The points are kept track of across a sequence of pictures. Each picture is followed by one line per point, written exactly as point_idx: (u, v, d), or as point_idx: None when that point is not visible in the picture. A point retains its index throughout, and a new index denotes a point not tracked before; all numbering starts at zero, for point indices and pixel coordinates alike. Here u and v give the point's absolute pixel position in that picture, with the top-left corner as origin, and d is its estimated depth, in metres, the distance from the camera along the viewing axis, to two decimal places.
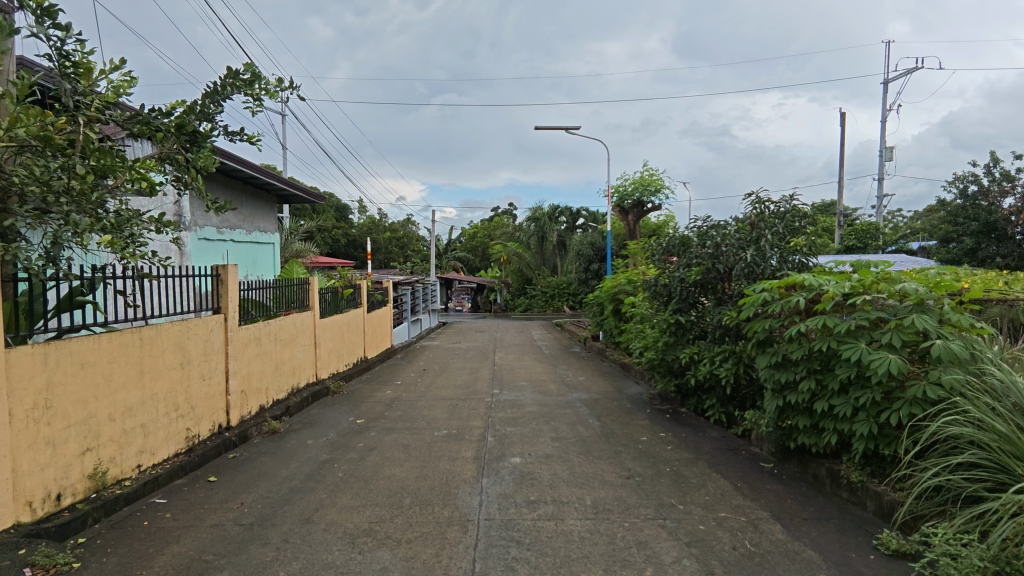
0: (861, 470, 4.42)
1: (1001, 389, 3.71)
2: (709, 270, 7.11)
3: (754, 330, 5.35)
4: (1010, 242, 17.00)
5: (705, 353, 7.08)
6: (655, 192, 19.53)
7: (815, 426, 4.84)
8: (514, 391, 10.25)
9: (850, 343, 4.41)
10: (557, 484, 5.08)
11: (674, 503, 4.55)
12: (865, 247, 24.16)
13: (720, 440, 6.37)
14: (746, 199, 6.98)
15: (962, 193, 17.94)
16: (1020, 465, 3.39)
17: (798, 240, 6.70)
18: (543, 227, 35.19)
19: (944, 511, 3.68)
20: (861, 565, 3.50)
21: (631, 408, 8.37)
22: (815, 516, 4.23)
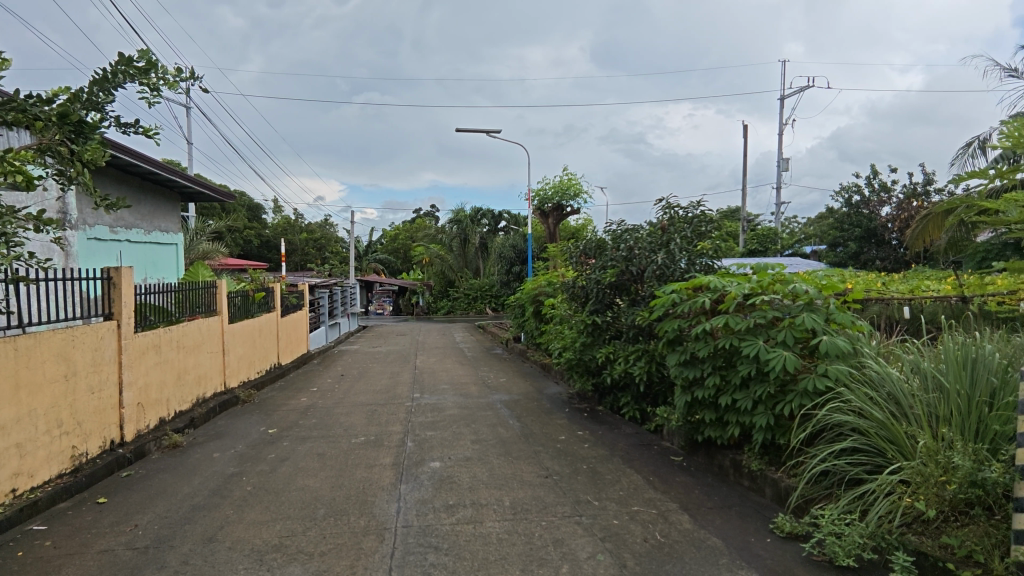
0: (760, 459, 4.74)
1: (878, 380, 4.09)
2: (623, 272, 7.39)
3: (664, 330, 5.59)
4: (888, 247, 18.88)
5: (620, 352, 7.34)
6: (575, 196, 20.03)
7: (720, 419, 5.13)
8: (435, 394, 10.15)
9: (750, 341, 4.71)
10: (477, 486, 5.07)
11: (590, 499, 4.67)
12: (765, 251, 26.10)
13: (634, 436, 6.61)
14: (657, 204, 7.31)
15: (847, 202, 19.68)
16: (893, 448, 3.76)
17: (705, 244, 7.06)
18: (465, 228, 34.99)
19: (830, 494, 4.01)
20: (758, 548, 3.74)
21: (551, 408, 8.53)
22: (719, 505, 4.48)
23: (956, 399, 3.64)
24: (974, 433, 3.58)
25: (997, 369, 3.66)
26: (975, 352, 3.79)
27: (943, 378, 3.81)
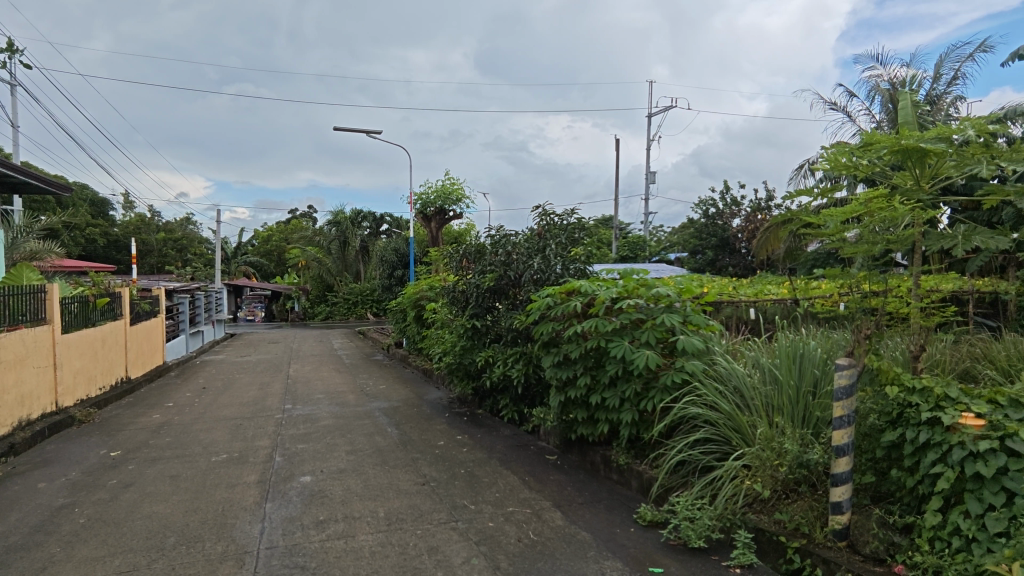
0: (627, 454, 5.02)
1: (726, 374, 4.50)
2: (502, 276, 7.51)
3: (540, 333, 5.76)
4: (739, 255, 20.97)
5: (499, 356, 7.44)
6: (457, 201, 20.03)
7: (591, 417, 5.38)
8: (309, 404, 9.63)
9: (617, 342, 4.99)
10: (350, 499, 4.87)
11: (466, 504, 4.66)
12: (635, 257, 27.92)
13: (512, 438, 6.73)
14: (534, 211, 7.53)
15: (705, 214, 21.59)
16: (737, 436, 4.17)
17: (578, 250, 7.38)
18: (345, 231, 33.68)
19: (687, 482, 4.35)
20: (623, 538, 3.95)
21: (431, 413, 8.44)
22: (589, 500, 4.69)
23: (788, 390, 4.11)
24: (801, 420, 4.06)
25: (819, 363, 4.19)
26: (802, 348, 4.31)
27: (777, 371, 4.28)
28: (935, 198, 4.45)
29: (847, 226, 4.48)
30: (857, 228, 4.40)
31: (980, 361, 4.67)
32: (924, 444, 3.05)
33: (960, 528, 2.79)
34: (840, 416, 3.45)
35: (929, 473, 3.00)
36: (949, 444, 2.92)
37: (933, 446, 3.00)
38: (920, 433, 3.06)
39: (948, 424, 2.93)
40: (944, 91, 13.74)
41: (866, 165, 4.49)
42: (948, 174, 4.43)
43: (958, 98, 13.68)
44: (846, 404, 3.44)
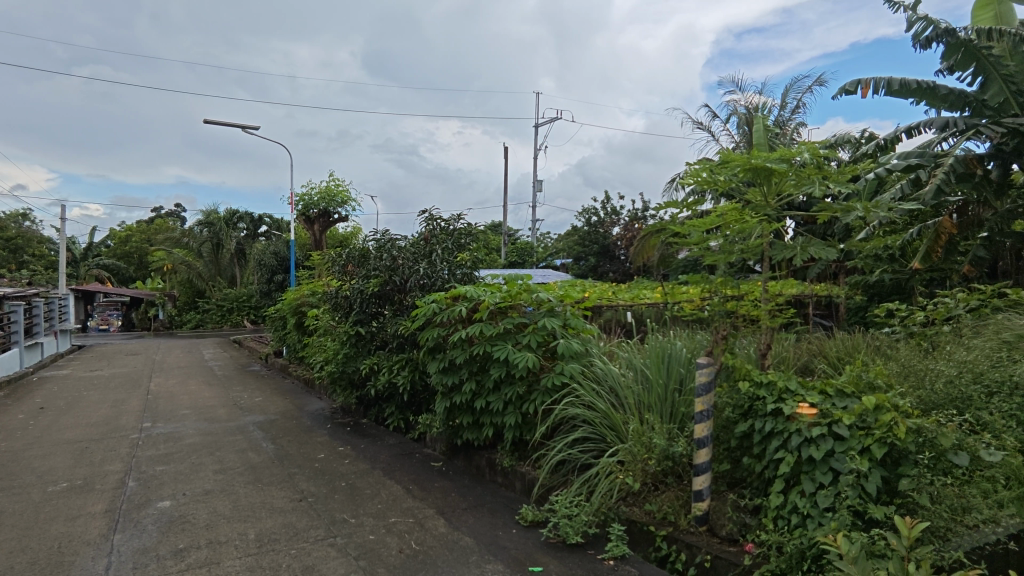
0: (511, 456, 5.10)
1: (602, 375, 4.74)
2: (387, 281, 7.34)
3: (425, 338, 5.71)
4: (618, 261, 22.17)
5: (384, 363, 7.25)
6: (342, 203, 19.31)
7: (476, 421, 5.42)
8: (172, 422, 8.76)
9: (500, 345, 5.07)
10: (216, 523, 4.49)
11: (346, 518, 4.48)
12: (523, 263, 28.61)
13: (396, 447, 6.58)
14: (420, 215, 7.46)
15: (588, 222, 22.61)
16: (612, 434, 4.40)
17: (464, 255, 7.41)
18: (218, 232, 31.23)
19: (566, 480, 4.51)
20: (505, 540, 4.00)
21: (311, 425, 8.02)
22: (472, 504, 4.70)
23: (657, 388, 4.41)
24: (669, 416, 4.36)
25: (684, 362, 4.52)
26: (669, 348, 4.64)
27: (647, 371, 4.57)
28: (779, 212, 4.99)
29: (709, 236, 4.89)
30: (716, 238, 4.83)
31: (815, 357, 5.31)
32: (770, 433, 3.40)
33: (798, 506, 3.12)
34: (700, 411, 3.75)
35: (773, 458, 3.35)
36: (788, 432, 3.28)
37: (776, 434, 3.36)
38: (766, 422, 3.41)
39: (788, 413, 3.29)
40: (788, 118, 15.54)
41: (723, 181, 4.94)
42: (790, 192, 5.00)
43: (799, 124, 15.54)
44: (705, 399, 3.76)
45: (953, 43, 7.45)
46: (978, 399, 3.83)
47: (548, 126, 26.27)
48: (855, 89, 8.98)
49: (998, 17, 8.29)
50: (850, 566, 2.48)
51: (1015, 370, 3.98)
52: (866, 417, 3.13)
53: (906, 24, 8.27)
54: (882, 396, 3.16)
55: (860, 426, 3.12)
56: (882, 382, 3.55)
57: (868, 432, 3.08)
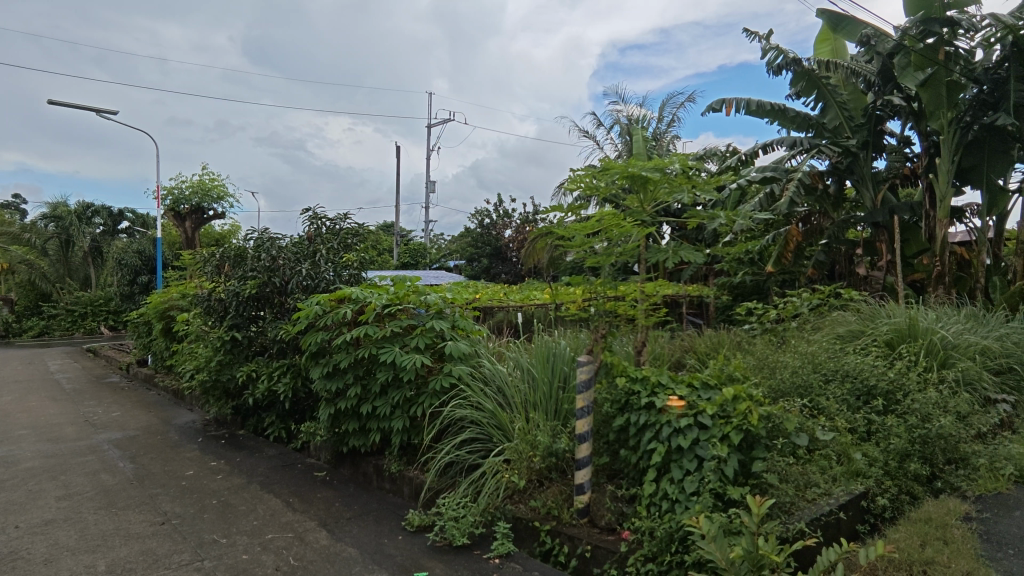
0: (399, 461, 5.00)
1: (490, 375, 4.80)
2: (265, 283, 6.90)
3: (308, 343, 5.45)
4: (510, 263, 22.50)
5: (263, 369, 6.81)
6: (218, 198, 17.94)
7: (363, 427, 5.25)
8: (5, 444, 7.63)
9: (387, 348, 4.96)
10: (58, 556, 3.97)
11: (216, 538, 4.15)
12: (416, 264, 28.19)
13: (276, 458, 6.21)
14: (302, 213, 7.10)
15: (480, 224, 22.75)
16: (499, 433, 4.46)
17: (350, 256, 7.14)
18: (68, 228, 27.72)
19: (454, 482, 4.49)
20: (390, 548, 3.91)
21: (178, 440, 7.34)
22: (357, 514, 4.54)
23: (542, 386, 4.54)
24: (554, 413, 4.50)
25: (567, 360, 4.68)
26: (554, 348, 4.79)
27: (533, 370, 4.68)
28: (654, 218, 5.33)
29: (591, 239, 5.09)
30: (596, 241, 5.06)
31: (685, 353, 5.74)
32: (643, 425, 3.62)
33: (668, 493, 3.34)
34: (581, 407, 3.91)
35: (646, 449, 3.56)
36: (660, 423, 3.51)
37: (649, 425, 3.57)
38: (640, 415, 3.63)
39: (659, 406, 3.52)
40: (665, 131, 16.65)
41: (603, 187, 5.17)
42: (663, 199, 5.34)
43: (675, 137, 16.72)
44: (586, 396, 3.92)
45: (799, 71, 8.38)
46: (817, 386, 4.35)
47: (440, 126, 26.10)
48: (720, 108, 9.83)
49: (835, 52, 9.48)
50: (710, 545, 2.69)
51: (846, 361, 4.56)
52: (726, 406, 3.41)
53: (762, 52, 9.18)
54: (739, 387, 3.46)
55: (721, 415, 3.39)
56: (740, 374, 3.89)
57: (728, 420, 3.36)
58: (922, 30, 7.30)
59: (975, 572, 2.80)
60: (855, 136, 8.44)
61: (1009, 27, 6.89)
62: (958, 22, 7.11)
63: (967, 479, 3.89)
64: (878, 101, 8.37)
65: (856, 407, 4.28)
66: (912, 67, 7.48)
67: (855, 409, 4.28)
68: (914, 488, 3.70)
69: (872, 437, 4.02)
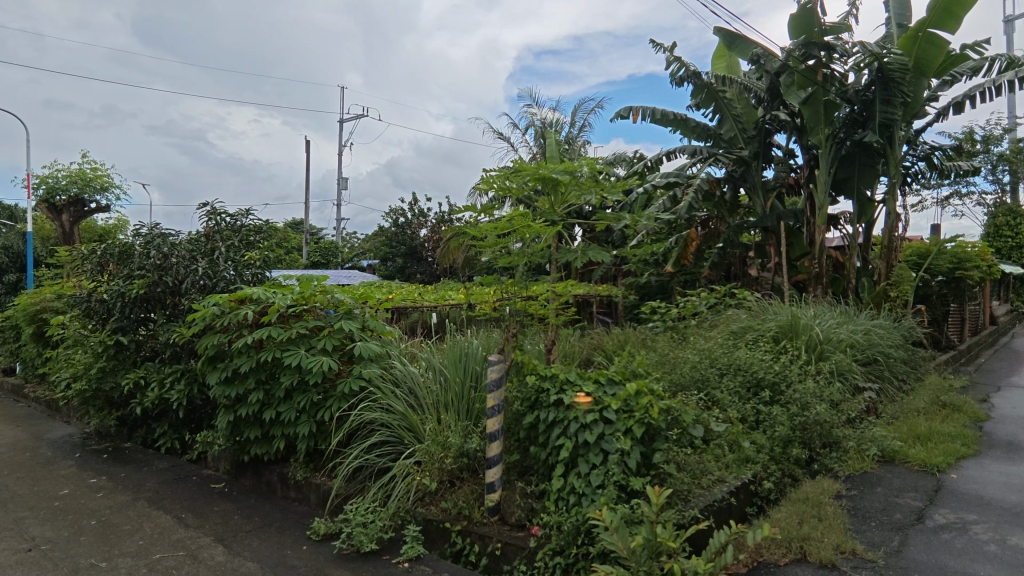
0: (305, 468, 4.80)
1: (401, 377, 4.72)
2: (155, 283, 6.38)
3: (203, 347, 5.10)
4: (425, 263, 22.18)
5: (153, 376, 6.28)
6: (101, 189, 16.42)
7: (266, 434, 5.00)
8: None
9: (292, 351, 4.74)
10: None
11: (94, 563, 3.79)
12: (327, 263, 27.03)
13: (168, 471, 5.76)
14: (198, 208, 6.64)
15: (395, 223, 22.29)
16: (409, 435, 4.39)
17: (252, 254, 6.74)
18: None
19: (363, 487, 4.38)
20: (293, 560, 3.75)
21: (52, 457, 6.62)
22: (258, 526, 4.32)
23: (454, 386, 4.53)
24: (466, 413, 4.50)
25: (479, 360, 4.70)
26: (466, 348, 4.78)
27: (445, 370, 4.66)
28: (564, 219, 5.47)
29: (503, 239, 5.11)
30: (508, 241, 5.10)
31: (594, 350, 5.94)
32: (552, 421, 3.70)
33: (575, 487, 3.43)
34: (492, 406, 3.94)
35: (555, 445, 3.65)
36: (568, 419, 3.61)
37: (558, 422, 3.66)
38: (550, 411, 3.71)
39: (567, 403, 3.62)
40: (577, 135, 17.12)
41: (516, 188, 5.23)
42: (572, 201, 5.48)
43: (587, 142, 17.22)
44: (497, 395, 3.95)
45: (698, 84, 8.91)
46: (712, 379, 4.64)
47: (353, 121, 25.32)
48: (628, 115, 10.24)
49: (730, 68, 10.17)
50: (613, 535, 2.80)
51: (737, 356, 4.89)
52: (630, 401, 3.56)
53: (666, 64, 9.67)
54: (642, 382, 3.63)
55: (625, 410, 3.53)
56: (643, 370, 4.07)
57: (631, 415, 3.51)
58: (803, 52, 8.02)
59: (842, 545, 3.11)
60: (748, 147, 9.09)
61: (875, 54, 7.71)
62: (833, 48, 7.87)
63: (839, 460, 4.30)
64: (767, 115, 9.06)
65: (746, 398, 4.61)
66: (796, 86, 8.19)
67: (746, 400, 4.60)
68: (795, 471, 4.04)
69: (760, 425, 4.35)
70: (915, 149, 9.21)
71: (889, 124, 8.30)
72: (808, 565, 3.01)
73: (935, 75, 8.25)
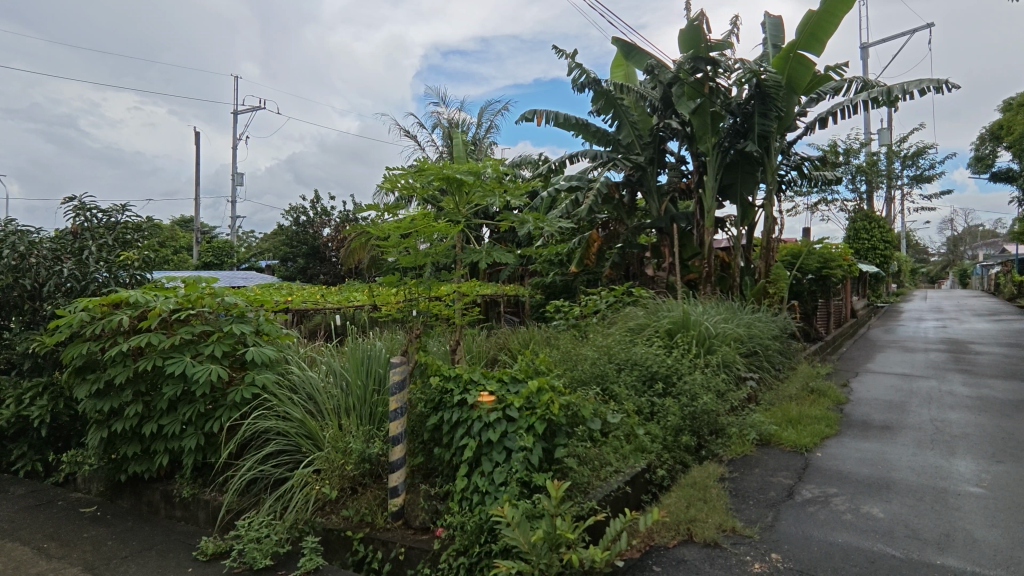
0: (192, 484, 4.46)
1: (299, 383, 4.50)
2: (10, 286, 5.66)
3: (69, 357, 4.60)
4: (329, 264, 21.32)
5: (8, 392, 5.57)
6: None
7: (146, 450, 4.60)
8: None
9: (175, 359, 4.39)
10: None
11: None
12: (221, 264, 24.75)
13: (27, 497, 5.13)
14: (63, 203, 5.98)
15: (295, 221, 21.26)
16: (308, 443, 4.20)
17: (128, 254, 6.16)
18: None
19: (258, 500, 4.14)
20: None
21: None
22: (136, 551, 3.96)
23: (356, 391, 4.39)
24: (368, 417, 4.39)
25: (382, 363, 4.58)
26: (368, 351, 4.66)
27: (346, 375, 4.51)
28: (468, 220, 5.47)
29: (406, 239, 5.01)
30: (411, 241, 5.02)
31: (500, 350, 6.01)
32: (456, 422, 3.70)
33: (479, 486, 3.44)
34: (395, 409, 3.87)
35: (459, 445, 3.65)
36: (471, 419, 3.62)
37: (461, 422, 3.67)
38: (453, 412, 3.71)
39: (471, 403, 3.62)
40: (484, 136, 17.23)
41: (420, 187, 5.17)
42: (476, 202, 5.48)
43: (493, 143, 17.37)
44: (399, 397, 3.89)
45: (598, 91, 9.25)
46: (610, 374, 4.85)
47: (248, 113, 23.88)
48: (533, 118, 10.44)
49: (627, 77, 10.65)
50: (514, 530, 2.85)
51: (634, 351, 5.14)
52: (532, 399, 3.63)
53: (568, 70, 9.96)
54: (543, 379, 3.71)
55: (527, 407, 3.60)
56: (545, 367, 4.17)
57: (533, 412, 3.59)
58: (692, 65, 8.54)
59: (724, 523, 3.36)
60: (644, 153, 9.57)
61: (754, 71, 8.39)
62: (718, 63, 8.44)
63: (724, 445, 4.65)
64: (661, 123, 9.57)
65: (642, 391, 4.85)
66: (685, 96, 8.73)
67: (642, 394, 4.84)
68: (685, 458, 4.32)
69: (655, 415, 4.60)
70: (788, 158, 10.12)
71: (767, 136, 9.07)
72: (694, 545, 3.22)
73: (804, 93, 9.10)
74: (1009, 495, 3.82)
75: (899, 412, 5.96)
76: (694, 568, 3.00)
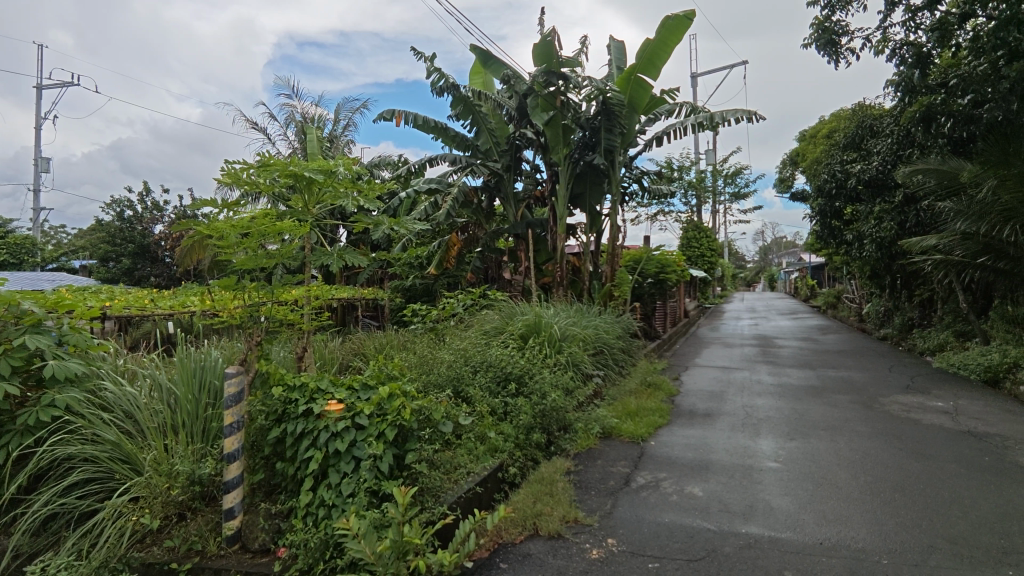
0: None
1: (112, 400, 3.94)
2: None
3: None
4: (161, 265, 19.07)
5: None
6: None
7: None
8: None
9: None
10: None
11: None
12: (19, 265, 20.84)
13: None
14: None
15: (118, 216, 18.72)
16: (125, 467, 3.71)
17: None
18: None
19: (58, 538, 3.57)
20: None
21: None
22: None
23: (185, 406, 3.95)
24: (200, 435, 3.98)
25: (217, 373, 4.16)
26: (202, 360, 4.20)
27: (174, 389, 4.03)
28: (318, 220, 5.20)
29: (244, 239, 4.59)
30: (253, 241, 4.64)
31: (353, 355, 5.82)
32: (301, 434, 3.48)
33: (325, 499, 3.29)
34: (229, 424, 3.54)
35: (304, 457, 3.44)
36: (317, 430, 3.43)
37: (306, 433, 3.46)
38: (298, 424, 3.47)
39: (317, 412, 3.43)
40: (339, 133, 16.48)
41: (265, 183, 4.82)
42: (327, 202, 5.22)
43: (350, 142, 16.72)
44: (235, 410, 3.57)
45: (456, 95, 9.31)
46: (465, 376, 4.89)
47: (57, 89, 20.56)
48: (391, 118, 10.23)
49: (485, 85, 10.87)
50: (360, 542, 2.73)
51: (489, 354, 5.25)
52: (382, 405, 3.52)
53: (426, 73, 9.92)
54: (395, 385, 3.63)
55: (377, 414, 3.50)
56: (397, 372, 4.08)
57: (383, 418, 3.49)
58: (546, 78, 8.95)
59: (567, 515, 3.55)
60: (501, 159, 9.81)
61: (600, 88, 9.01)
62: (568, 79, 8.98)
63: (570, 440, 4.91)
64: (517, 132, 9.87)
65: (496, 392, 4.95)
66: (539, 108, 9.08)
67: (496, 395, 4.94)
68: (535, 454, 4.49)
69: (507, 416, 4.72)
70: (630, 172, 11.00)
71: (612, 150, 9.79)
72: (539, 539, 3.35)
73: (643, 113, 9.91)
74: (797, 467, 4.49)
75: (718, 400, 6.75)
76: (538, 560, 3.12)
